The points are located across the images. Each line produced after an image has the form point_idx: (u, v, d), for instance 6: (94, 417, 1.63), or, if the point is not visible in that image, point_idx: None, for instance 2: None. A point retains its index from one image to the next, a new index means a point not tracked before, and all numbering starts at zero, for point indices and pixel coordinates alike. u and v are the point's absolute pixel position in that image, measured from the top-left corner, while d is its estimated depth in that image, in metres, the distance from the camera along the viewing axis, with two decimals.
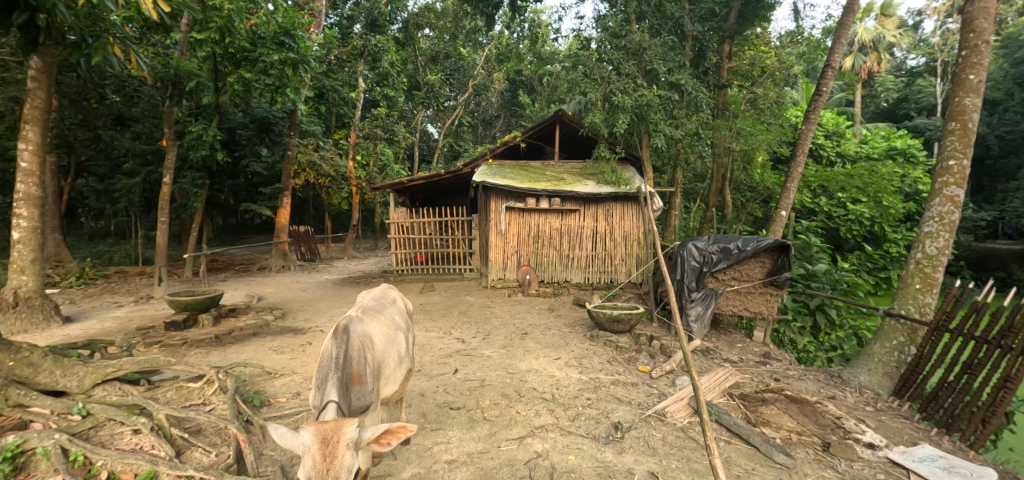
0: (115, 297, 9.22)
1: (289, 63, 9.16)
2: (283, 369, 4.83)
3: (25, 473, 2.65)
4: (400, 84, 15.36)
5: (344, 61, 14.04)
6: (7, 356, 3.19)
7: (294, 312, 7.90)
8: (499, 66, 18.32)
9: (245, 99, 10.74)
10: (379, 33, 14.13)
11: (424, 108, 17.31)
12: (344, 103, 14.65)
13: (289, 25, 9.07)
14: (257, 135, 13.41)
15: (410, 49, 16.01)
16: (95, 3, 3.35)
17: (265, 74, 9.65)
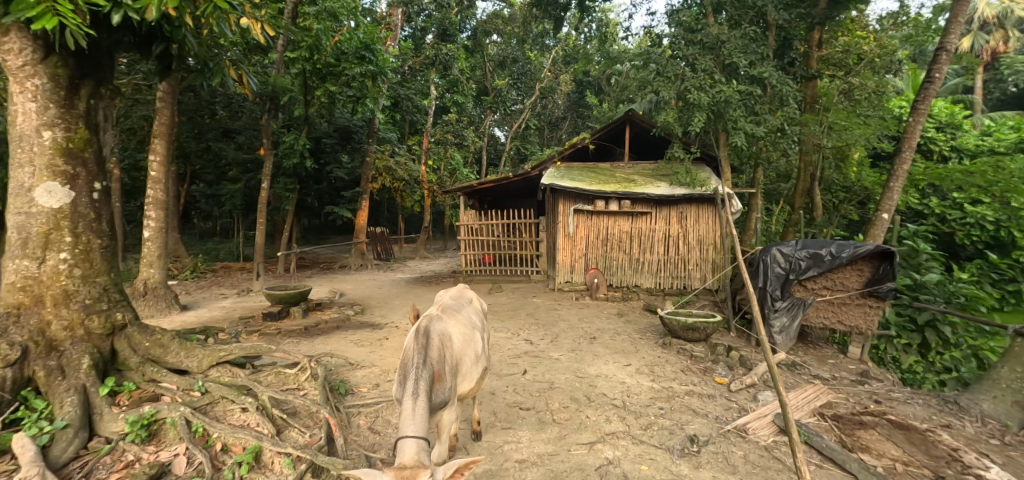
0: (222, 289, 10.33)
1: (369, 75, 9.93)
2: (363, 361, 5.16)
3: (157, 439, 3.06)
4: (470, 90, 15.81)
5: (418, 71, 14.72)
6: (144, 336, 3.65)
7: (372, 308, 8.39)
8: (566, 67, 18.11)
9: (329, 110, 11.56)
10: (450, 41, 14.63)
11: (492, 112, 17.64)
12: (417, 109, 15.38)
13: (369, 40, 9.86)
14: (340, 142, 14.44)
15: (479, 55, 16.45)
16: (215, 32, 3.85)
17: (347, 86, 10.38)
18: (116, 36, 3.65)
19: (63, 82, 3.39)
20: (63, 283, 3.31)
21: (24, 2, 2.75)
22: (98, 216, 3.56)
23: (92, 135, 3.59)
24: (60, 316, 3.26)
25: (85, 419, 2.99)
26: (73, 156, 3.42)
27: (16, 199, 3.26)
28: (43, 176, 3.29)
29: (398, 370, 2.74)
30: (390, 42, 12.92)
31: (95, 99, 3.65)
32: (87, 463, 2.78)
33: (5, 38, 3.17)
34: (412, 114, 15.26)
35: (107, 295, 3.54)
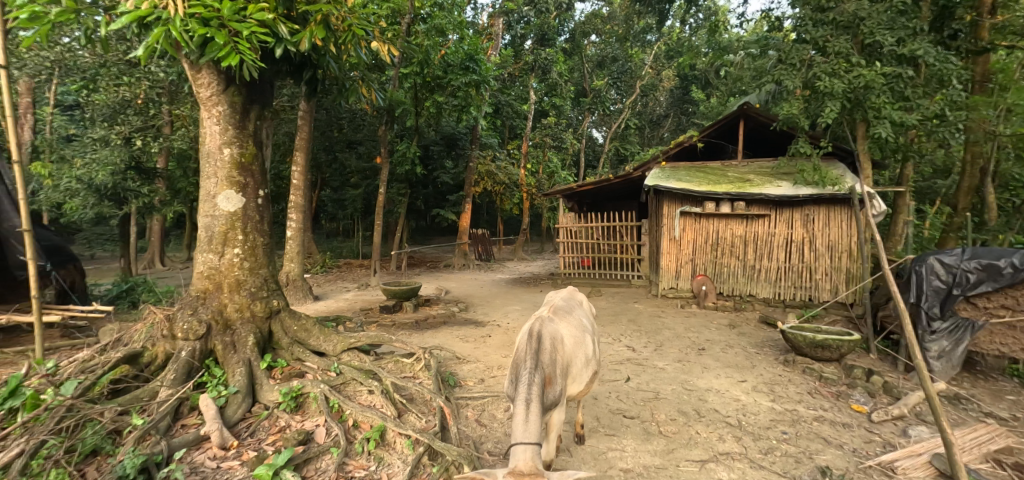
0: (345, 283, 11.52)
1: (472, 84, 10.58)
2: (469, 356, 5.44)
3: (302, 410, 3.51)
4: (568, 92, 15.81)
5: (517, 76, 15.09)
6: (293, 321, 4.22)
7: (475, 306, 8.77)
8: (669, 62, 17.19)
9: (437, 119, 12.30)
10: (549, 46, 14.77)
11: (591, 113, 17.44)
12: (517, 115, 15.81)
13: (473, 51, 10.43)
14: (446, 149, 15.33)
15: (577, 57, 16.42)
16: (352, 55, 4.37)
17: (453, 96, 11.10)
18: (277, 66, 4.29)
19: (238, 107, 4.07)
20: (236, 273, 3.95)
21: (215, 45, 3.36)
22: (261, 218, 4.20)
23: (257, 151, 4.26)
24: (233, 300, 3.91)
25: (250, 388, 3.54)
26: (245, 169, 4.08)
27: (205, 204, 3.98)
28: (224, 185, 3.98)
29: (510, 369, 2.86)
30: (492, 51, 13.50)
31: (261, 121, 4.33)
32: (251, 425, 3.29)
33: (199, 74, 3.91)
34: (512, 119, 15.72)
35: (267, 284, 4.16)
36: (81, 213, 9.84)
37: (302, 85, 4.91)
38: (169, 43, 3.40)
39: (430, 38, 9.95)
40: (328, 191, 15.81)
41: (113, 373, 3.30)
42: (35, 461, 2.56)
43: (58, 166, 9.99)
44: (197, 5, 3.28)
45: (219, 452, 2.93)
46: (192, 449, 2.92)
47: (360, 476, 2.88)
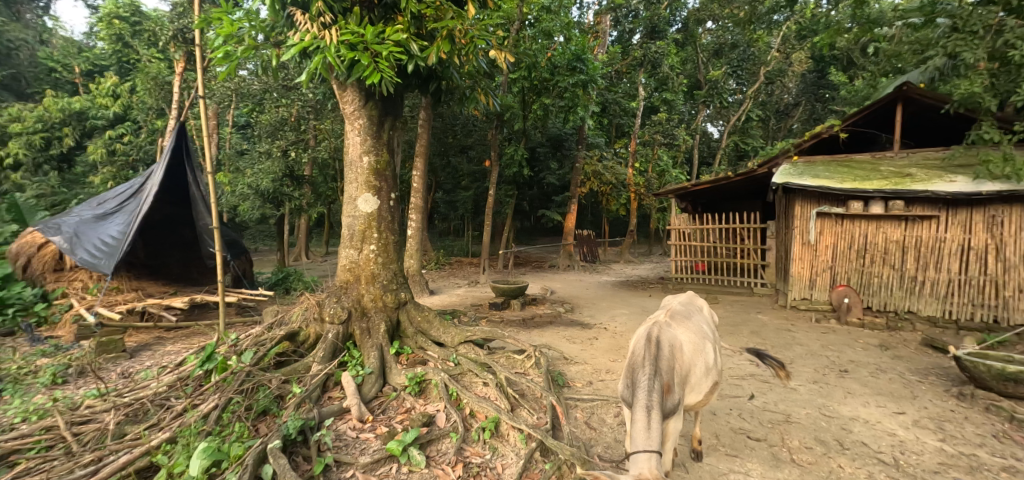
0: (457, 279, 12.22)
1: (580, 84, 10.63)
2: (576, 357, 5.43)
3: (425, 395, 3.81)
4: (680, 86, 14.93)
5: (624, 73, 14.63)
6: (417, 312, 4.59)
7: (580, 307, 8.73)
8: (800, 43, 15.28)
9: (543, 121, 12.43)
10: (659, 38, 13.70)
11: (706, 107, 16.20)
12: (625, 112, 15.41)
13: (580, 51, 10.41)
14: (552, 150, 15.47)
15: (691, 47, 15.42)
16: (472, 64, 4.61)
17: (560, 98, 11.17)
18: (408, 81, 4.72)
19: (375, 119, 4.55)
20: (372, 267, 4.41)
21: (360, 66, 3.79)
22: (392, 218, 4.64)
23: (390, 158, 4.72)
24: (369, 291, 4.38)
25: (382, 370, 3.94)
26: (380, 174, 4.55)
27: (348, 206, 4.52)
28: (363, 189, 4.47)
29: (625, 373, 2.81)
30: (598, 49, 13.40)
31: (393, 130, 4.79)
32: (383, 404, 3.66)
33: (345, 92, 4.47)
34: (620, 118, 15.36)
35: (397, 277, 4.58)
36: (249, 214, 11.71)
37: (427, 95, 5.30)
38: (324, 67, 3.91)
39: (538, 41, 10.17)
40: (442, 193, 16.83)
41: (278, 348, 3.92)
42: (223, 415, 3.14)
43: (234, 175, 12.01)
44: (346, 32, 3.74)
45: (358, 424, 3.32)
46: (336, 419, 3.33)
47: (477, 463, 3.04)
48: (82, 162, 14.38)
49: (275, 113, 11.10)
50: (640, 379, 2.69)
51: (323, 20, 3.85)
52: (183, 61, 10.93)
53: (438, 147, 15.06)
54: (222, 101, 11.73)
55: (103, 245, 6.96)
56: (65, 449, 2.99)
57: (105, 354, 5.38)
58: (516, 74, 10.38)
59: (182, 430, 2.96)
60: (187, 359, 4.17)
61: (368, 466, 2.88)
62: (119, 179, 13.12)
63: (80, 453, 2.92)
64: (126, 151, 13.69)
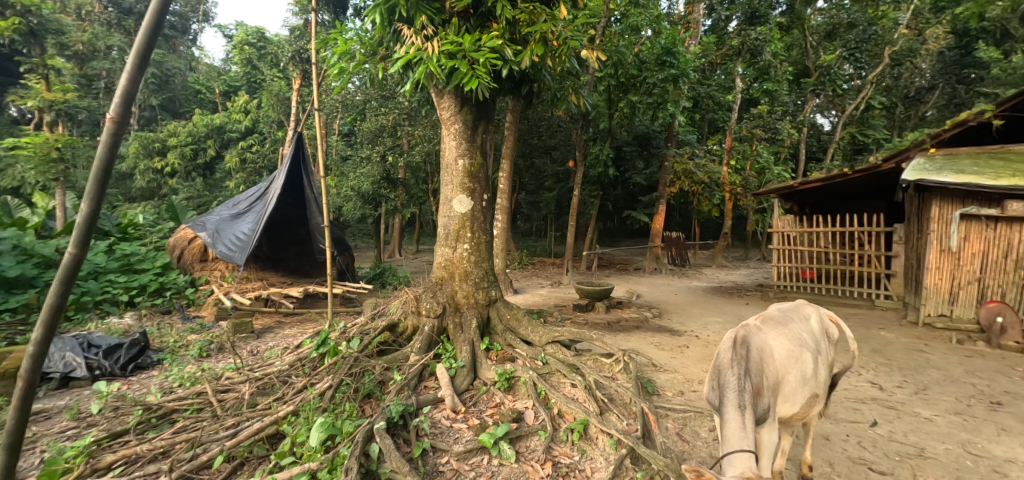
0: (541, 279, 12.30)
1: (671, 79, 10.14)
2: (666, 365, 5.23)
3: (513, 392, 3.89)
4: (784, 75, 13.67)
5: (719, 64, 13.72)
6: (507, 310, 4.71)
7: (669, 313, 8.36)
8: (936, 17, 13.21)
9: (630, 118, 12.07)
10: (760, 23, 12.53)
11: (815, 97, 14.63)
12: (719, 106, 14.49)
13: (670, 44, 9.97)
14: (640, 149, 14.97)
15: (797, 31, 14.02)
16: (565, 65, 4.65)
17: (648, 94, 10.79)
18: (502, 85, 4.87)
19: (470, 124, 4.74)
20: (465, 265, 4.60)
21: (459, 73, 3.98)
22: (484, 218, 4.81)
23: (482, 160, 4.90)
24: (462, 288, 4.56)
25: (473, 364, 4.10)
26: (474, 177, 4.75)
27: (444, 206, 4.76)
28: (458, 191, 4.69)
29: (709, 374, 2.66)
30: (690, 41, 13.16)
31: (486, 134, 4.97)
32: (474, 396, 3.80)
33: (443, 99, 4.73)
34: (713, 112, 14.48)
35: (489, 276, 4.74)
36: (352, 214, 12.74)
37: (519, 98, 5.41)
38: (425, 76, 4.17)
39: (625, 37, 9.97)
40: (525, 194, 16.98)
41: (381, 337, 4.24)
42: (336, 394, 3.48)
43: (339, 178, 13.14)
44: (446, 42, 3.95)
45: (452, 414, 3.49)
46: (432, 407, 3.53)
47: (566, 463, 3.06)
48: (219, 169, 16.61)
49: (375, 120, 11.99)
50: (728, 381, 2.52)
51: (426, 33, 4.09)
52: (300, 78, 12.23)
53: (523, 149, 15.27)
54: (331, 111, 12.92)
55: (237, 240, 7.98)
56: (211, 412, 3.50)
57: (237, 334, 6.19)
58: (603, 73, 10.24)
59: (303, 405, 3.33)
60: (304, 342, 4.66)
61: (461, 454, 3.04)
62: (248, 183, 14.96)
63: (224, 417, 3.40)
64: (254, 159, 15.59)
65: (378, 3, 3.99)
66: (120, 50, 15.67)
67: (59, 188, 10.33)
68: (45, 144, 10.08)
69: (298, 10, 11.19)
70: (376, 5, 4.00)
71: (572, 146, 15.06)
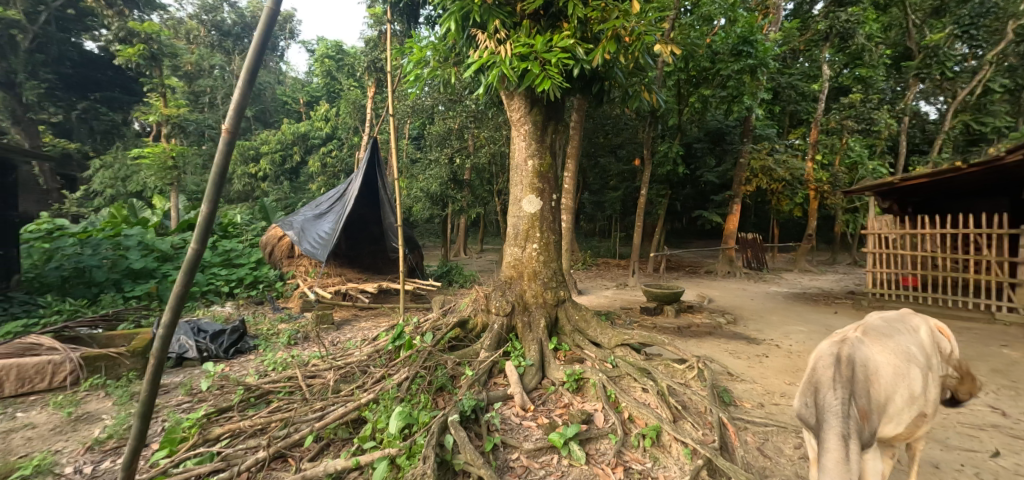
0: (605, 281, 12.08)
1: (747, 70, 9.54)
2: (743, 374, 4.94)
3: (582, 393, 3.86)
4: (880, 60, 12.40)
5: (802, 52, 12.73)
6: (576, 311, 4.68)
7: (745, 319, 7.89)
8: None
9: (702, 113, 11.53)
10: (851, 4, 11.47)
11: (918, 84, 13.14)
12: (802, 96, 13.43)
13: (748, 33, 9.40)
14: (712, 146, 14.27)
15: (896, 10, 12.67)
16: (636, 61, 4.54)
17: (722, 87, 10.25)
18: (573, 85, 4.86)
19: (539, 124, 4.77)
20: (534, 264, 4.64)
21: (531, 75, 4.02)
22: (553, 219, 4.81)
23: (552, 161, 4.91)
24: (531, 287, 4.59)
25: (542, 363, 4.12)
26: (543, 177, 4.77)
27: (514, 206, 4.83)
28: (528, 191, 4.73)
29: (803, 389, 2.35)
30: (770, 27, 12.15)
31: (555, 134, 4.97)
32: (542, 395, 3.82)
33: (513, 101, 4.79)
34: (795, 103, 13.46)
35: (558, 276, 4.73)
36: (421, 214, 13.23)
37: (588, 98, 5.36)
38: (497, 79, 4.25)
39: (697, 28, 9.55)
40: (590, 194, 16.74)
41: (452, 333, 4.38)
42: (412, 386, 3.65)
43: (410, 180, 13.70)
44: (519, 45, 3.99)
45: (522, 411, 3.53)
46: (502, 403, 3.59)
47: (637, 469, 3.00)
48: (303, 173, 17.95)
49: (443, 124, 12.40)
50: (827, 401, 2.24)
51: (498, 36, 4.17)
52: (374, 86, 12.92)
53: (588, 148, 15.08)
54: (403, 116, 13.50)
55: (319, 239, 8.54)
56: (301, 395, 3.81)
57: (320, 325, 6.65)
58: (673, 67, 9.83)
59: (383, 394, 3.52)
60: (380, 335, 4.92)
61: (532, 452, 3.07)
62: (328, 186, 16.05)
63: (312, 400, 3.68)
64: (334, 163, 16.71)
65: (452, 10, 4.12)
66: (221, 68, 17.42)
67: (173, 192, 11.67)
68: (164, 154, 11.49)
69: (374, 22, 11.83)
70: (451, 12, 4.13)
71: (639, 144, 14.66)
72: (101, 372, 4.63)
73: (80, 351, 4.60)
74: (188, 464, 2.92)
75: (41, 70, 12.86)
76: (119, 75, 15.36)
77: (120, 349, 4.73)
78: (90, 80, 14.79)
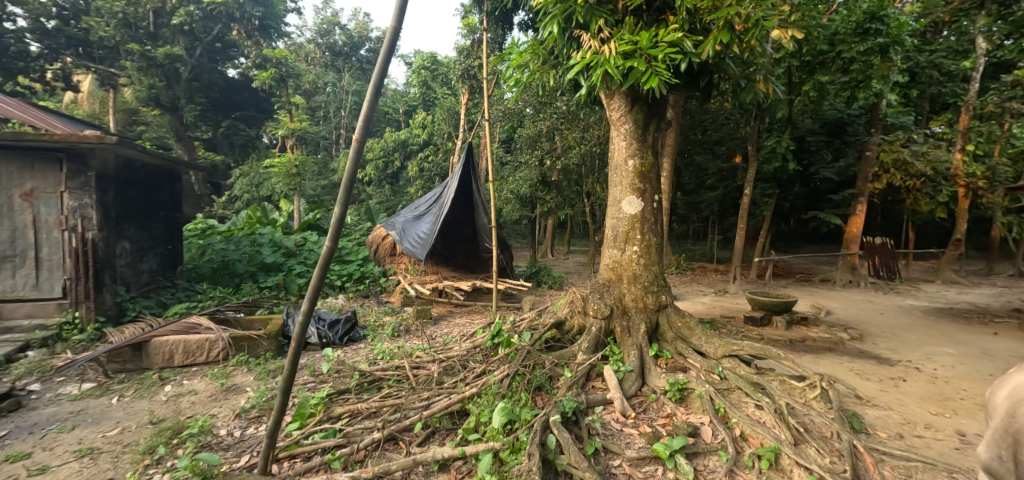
0: (702, 286, 11.37)
1: (877, 50, 8.39)
2: (874, 398, 4.36)
3: (686, 404, 3.66)
4: None
5: (947, 25, 10.97)
6: (678, 317, 4.45)
7: (873, 336, 6.95)
8: None
9: (822, 99, 10.33)
10: None
11: None
12: (947, 78, 11.55)
13: (878, 7, 8.22)
14: (830, 139, 12.81)
15: None
16: (751, 50, 4.24)
17: (844, 71, 9.15)
18: (678, 81, 4.66)
19: (641, 123, 4.63)
20: (634, 267, 4.50)
21: (637, 73, 3.91)
22: (655, 220, 4.63)
23: (654, 160, 4.74)
24: (630, 290, 4.46)
25: (641, 369, 3.99)
26: (645, 176, 4.62)
27: (613, 208, 4.73)
28: (628, 192, 4.61)
29: (993, 440, 1.50)
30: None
31: (658, 132, 4.79)
32: (643, 403, 3.68)
33: (613, 100, 4.71)
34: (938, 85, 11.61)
35: (659, 280, 4.54)
36: (511, 215, 13.54)
37: (693, 93, 5.10)
38: (600, 78, 4.20)
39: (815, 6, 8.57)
40: (684, 194, 15.84)
41: (549, 334, 4.40)
42: (512, 383, 3.72)
43: (500, 182, 14.03)
44: (623, 42, 3.90)
45: (621, 417, 3.44)
46: (602, 408, 3.54)
47: None
48: (402, 177, 19.17)
49: (534, 126, 12.53)
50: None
51: (602, 36, 4.10)
52: (468, 93, 13.44)
53: (684, 146, 14.33)
54: (495, 120, 13.88)
55: (418, 239, 9.02)
56: (409, 384, 4.08)
57: (419, 319, 7.06)
58: (785, 53, 8.95)
59: (485, 389, 3.64)
60: (477, 331, 5.09)
61: (634, 461, 2.98)
62: (425, 189, 17.01)
63: (418, 389, 3.92)
64: (431, 168, 17.66)
65: (555, 13, 4.16)
66: (333, 85, 19.33)
67: (295, 196, 13.13)
68: (289, 163, 13.01)
69: (467, 31, 12.30)
70: (553, 16, 4.18)
71: (743, 140, 13.60)
72: (244, 350, 5.32)
73: (230, 332, 5.34)
74: (316, 437, 3.27)
75: (198, 95, 14.88)
76: (253, 95, 16.68)
77: (259, 332, 5.41)
78: (232, 102, 16.07)
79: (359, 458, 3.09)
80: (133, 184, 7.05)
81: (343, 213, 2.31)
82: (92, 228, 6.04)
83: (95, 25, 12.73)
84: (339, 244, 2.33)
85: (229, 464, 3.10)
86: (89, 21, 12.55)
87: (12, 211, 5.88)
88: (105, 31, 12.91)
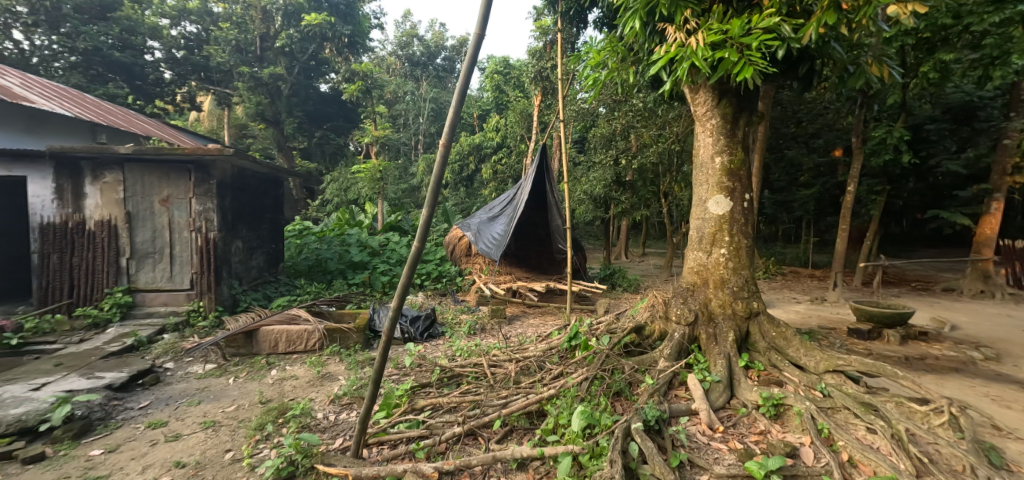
0: (795, 293, 10.48)
1: None
2: (1018, 430, 3.74)
3: (782, 421, 3.38)
4: None
5: None
6: (773, 326, 4.11)
7: (1014, 356, 5.97)
8: None
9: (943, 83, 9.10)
10: None
11: None
12: None
13: None
14: (955, 128, 11.23)
15: None
16: (862, 31, 3.85)
17: (973, 48, 7.97)
18: (774, 69, 4.34)
19: (730, 117, 4.37)
20: (722, 271, 4.24)
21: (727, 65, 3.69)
22: (745, 221, 4.34)
23: (744, 156, 4.43)
24: (717, 296, 4.21)
25: (730, 380, 3.75)
26: (734, 174, 4.34)
27: (698, 208, 4.49)
28: (715, 191, 4.35)
29: None
30: None
31: (749, 126, 4.48)
32: (732, 417, 3.45)
33: (698, 94, 4.50)
34: None
35: (749, 285, 4.24)
36: (584, 216, 13.37)
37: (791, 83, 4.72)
38: (685, 73, 4.01)
39: None
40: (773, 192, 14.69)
41: (629, 338, 4.26)
42: (591, 386, 3.66)
43: (573, 183, 13.91)
44: (712, 33, 3.70)
45: (708, 431, 3.25)
46: (687, 419, 3.37)
47: None
48: (477, 180, 19.67)
49: (608, 126, 12.27)
50: None
51: (688, 27, 3.92)
52: (541, 95, 13.46)
53: (774, 141, 13.28)
54: (568, 121, 13.77)
55: (493, 239, 9.16)
56: (487, 381, 4.16)
57: (494, 318, 7.20)
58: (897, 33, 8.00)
59: (564, 390, 3.61)
60: (553, 333, 5.06)
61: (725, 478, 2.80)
62: (498, 191, 17.35)
63: (496, 387, 3.98)
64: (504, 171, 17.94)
65: (637, 8, 4.00)
66: (412, 93, 20.28)
67: (379, 199, 13.96)
68: (374, 168, 13.86)
69: (541, 33, 12.32)
70: (635, 11, 4.04)
71: (844, 132, 12.33)
72: (336, 342, 5.73)
73: (324, 324, 5.76)
74: (401, 426, 3.43)
75: (296, 109, 16.32)
76: (342, 107, 17.89)
77: (350, 325, 5.78)
78: (324, 114, 17.51)
79: (441, 450, 3.19)
80: (245, 190, 7.87)
81: (429, 216, 2.44)
82: (214, 229, 6.86)
83: (213, 52, 14.57)
84: (425, 245, 2.45)
85: (325, 445, 3.35)
86: (210, 50, 14.39)
87: (152, 215, 6.77)
88: (222, 57, 14.63)
